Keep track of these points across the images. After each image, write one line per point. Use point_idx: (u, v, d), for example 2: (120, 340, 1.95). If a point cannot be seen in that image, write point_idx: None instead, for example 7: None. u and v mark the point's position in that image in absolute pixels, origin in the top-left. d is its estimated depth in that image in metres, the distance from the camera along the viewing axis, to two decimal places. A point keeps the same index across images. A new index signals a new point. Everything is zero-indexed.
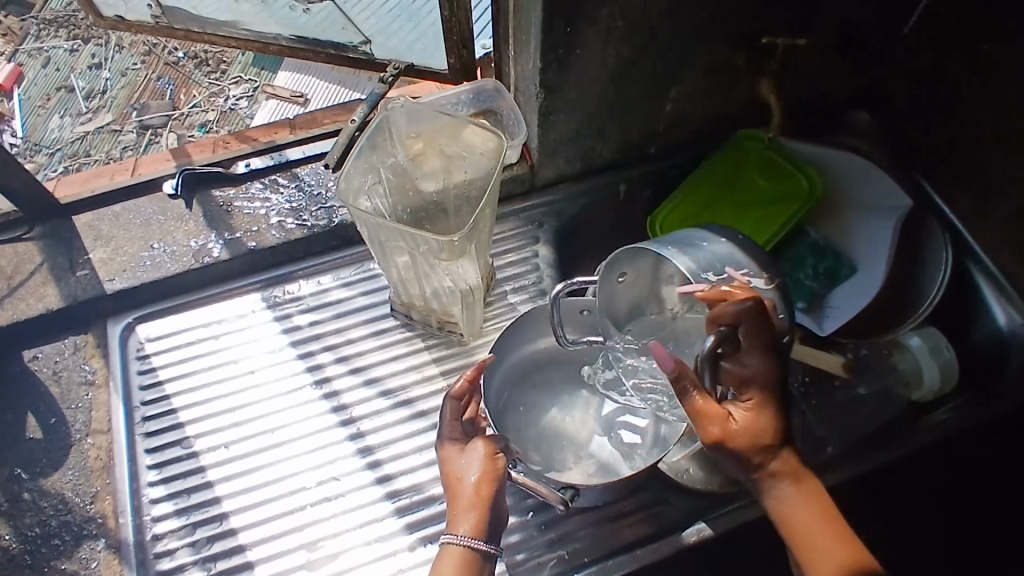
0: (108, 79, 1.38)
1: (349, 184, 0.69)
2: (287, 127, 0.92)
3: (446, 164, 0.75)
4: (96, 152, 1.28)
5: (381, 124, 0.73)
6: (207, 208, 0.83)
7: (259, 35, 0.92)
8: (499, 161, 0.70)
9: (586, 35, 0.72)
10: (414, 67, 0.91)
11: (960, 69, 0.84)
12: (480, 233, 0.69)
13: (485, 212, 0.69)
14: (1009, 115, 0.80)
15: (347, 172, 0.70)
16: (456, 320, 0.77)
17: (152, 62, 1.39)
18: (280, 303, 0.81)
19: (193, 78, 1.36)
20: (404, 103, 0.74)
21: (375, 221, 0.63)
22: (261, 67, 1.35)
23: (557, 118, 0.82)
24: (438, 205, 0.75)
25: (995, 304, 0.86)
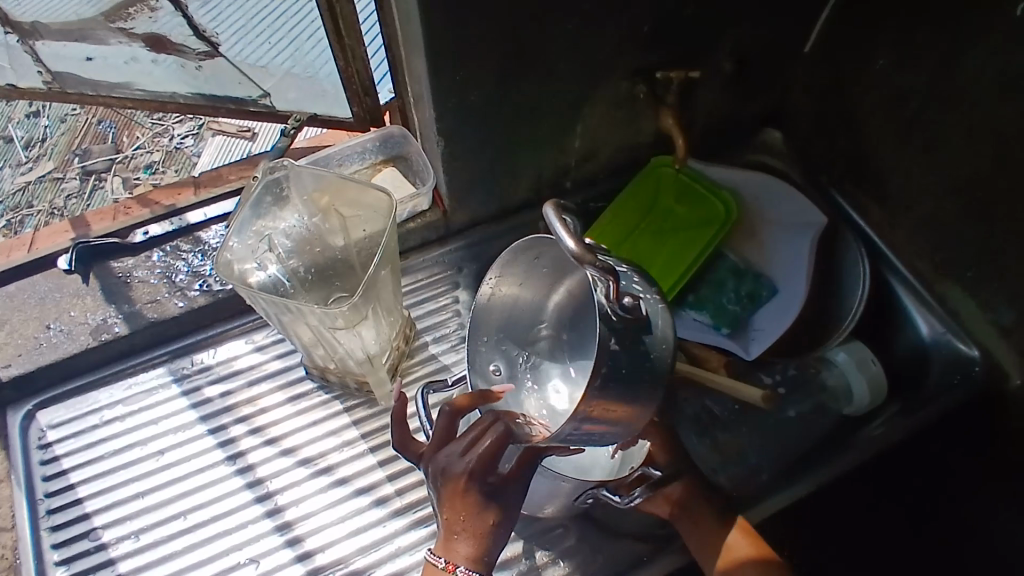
0: (47, 126, 1.33)
1: (229, 256, 0.66)
2: (191, 187, 0.89)
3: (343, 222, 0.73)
4: (39, 203, 1.24)
5: (265, 185, 0.70)
6: (105, 282, 0.80)
7: (152, 95, 0.89)
8: (393, 219, 0.68)
9: (478, 82, 0.71)
10: (317, 117, 0.89)
11: (858, 86, 0.85)
12: (381, 292, 0.68)
13: (382, 274, 0.66)
14: (907, 128, 0.81)
15: (233, 242, 0.68)
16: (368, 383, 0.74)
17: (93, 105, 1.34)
18: (189, 375, 0.79)
19: (135, 119, 1.30)
20: (292, 163, 0.71)
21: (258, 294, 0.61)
22: None
23: (463, 163, 0.80)
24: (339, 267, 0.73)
25: (917, 314, 0.87)
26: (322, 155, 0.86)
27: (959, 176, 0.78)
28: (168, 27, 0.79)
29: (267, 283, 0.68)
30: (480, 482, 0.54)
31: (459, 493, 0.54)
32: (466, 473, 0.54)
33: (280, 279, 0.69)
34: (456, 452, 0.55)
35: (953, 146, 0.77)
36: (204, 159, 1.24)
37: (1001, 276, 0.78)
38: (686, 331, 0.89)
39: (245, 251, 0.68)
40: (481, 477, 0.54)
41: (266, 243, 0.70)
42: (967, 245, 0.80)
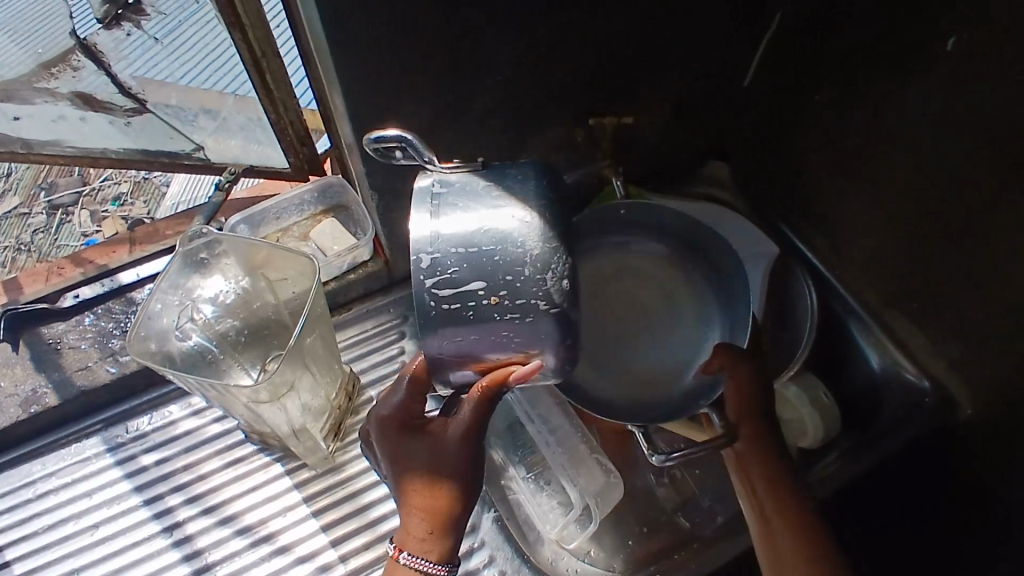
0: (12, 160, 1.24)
1: (146, 332, 0.63)
2: (126, 244, 0.87)
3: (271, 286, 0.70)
4: (6, 239, 1.17)
5: (188, 256, 0.66)
6: (34, 348, 0.77)
7: (85, 151, 0.85)
8: (320, 282, 0.65)
9: (408, 137, 0.70)
10: (254, 168, 0.86)
11: (796, 120, 0.85)
12: (312, 359, 0.66)
13: (308, 341, 0.64)
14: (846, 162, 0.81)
15: (151, 309, 0.65)
16: (304, 449, 0.72)
17: None
18: (123, 444, 0.76)
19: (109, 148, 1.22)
20: (218, 231, 0.67)
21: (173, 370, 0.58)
22: None
23: (402, 215, 0.78)
24: (270, 330, 0.70)
25: (865, 346, 0.87)
26: (257, 206, 0.83)
27: (897, 210, 0.78)
28: (93, 86, 0.78)
29: (189, 356, 0.66)
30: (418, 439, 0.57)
31: (401, 466, 0.57)
32: (399, 441, 0.57)
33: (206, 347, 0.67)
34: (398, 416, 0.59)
35: (890, 181, 0.77)
36: (174, 192, 1.14)
37: (943, 308, 0.78)
38: None
39: (166, 323, 0.65)
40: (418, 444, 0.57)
41: (191, 313, 0.67)
42: (909, 277, 0.80)
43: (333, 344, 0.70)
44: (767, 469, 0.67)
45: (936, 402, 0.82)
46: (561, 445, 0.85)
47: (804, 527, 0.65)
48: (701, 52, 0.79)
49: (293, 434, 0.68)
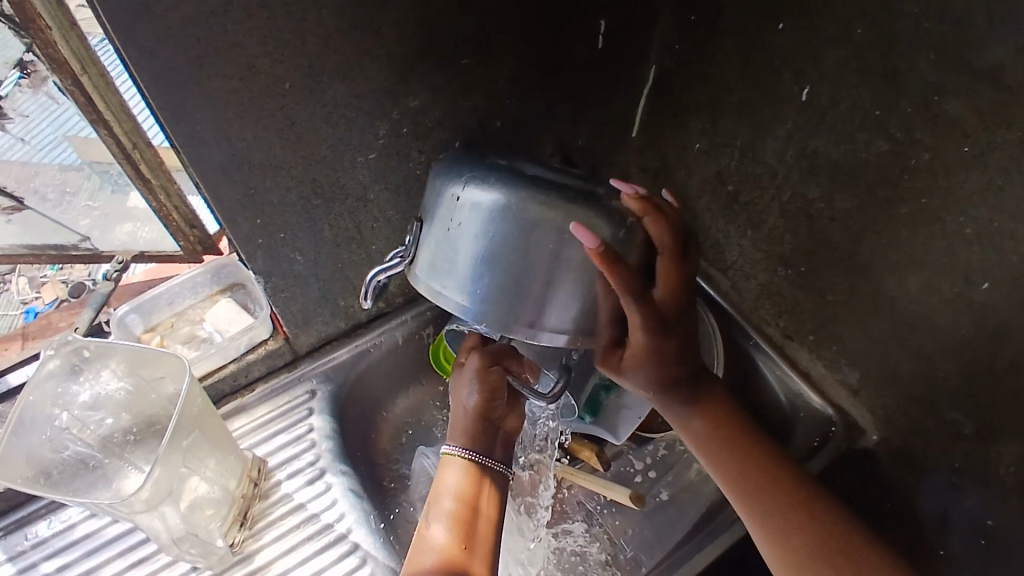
0: None
1: (14, 451, 0.62)
2: (19, 339, 0.86)
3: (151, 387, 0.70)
4: None
5: (60, 360, 0.65)
6: None
7: None
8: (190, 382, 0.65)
9: (286, 220, 0.69)
10: (145, 254, 0.85)
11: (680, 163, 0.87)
12: (183, 456, 0.66)
13: (175, 444, 0.65)
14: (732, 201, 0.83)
15: (16, 428, 0.63)
16: (199, 552, 0.70)
17: None
18: (23, 552, 0.74)
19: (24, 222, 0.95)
20: (83, 336, 0.65)
21: None
22: None
23: (292, 292, 0.77)
24: (155, 431, 0.69)
25: (772, 378, 0.88)
26: (145, 295, 0.81)
27: (784, 248, 0.80)
28: None
29: (68, 464, 0.66)
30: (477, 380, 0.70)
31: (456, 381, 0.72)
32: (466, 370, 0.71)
33: (85, 453, 0.66)
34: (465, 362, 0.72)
35: (775, 217, 0.79)
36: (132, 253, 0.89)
37: (838, 337, 0.79)
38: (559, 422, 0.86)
39: (37, 435, 0.64)
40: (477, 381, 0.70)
41: (65, 422, 0.66)
42: (804, 309, 0.81)
43: (214, 435, 0.70)
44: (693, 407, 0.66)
45: (843, 431, 0.82)
46: None
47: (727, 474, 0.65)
48: (579, 111, 0.80)
49: (177, 541, 0.67)
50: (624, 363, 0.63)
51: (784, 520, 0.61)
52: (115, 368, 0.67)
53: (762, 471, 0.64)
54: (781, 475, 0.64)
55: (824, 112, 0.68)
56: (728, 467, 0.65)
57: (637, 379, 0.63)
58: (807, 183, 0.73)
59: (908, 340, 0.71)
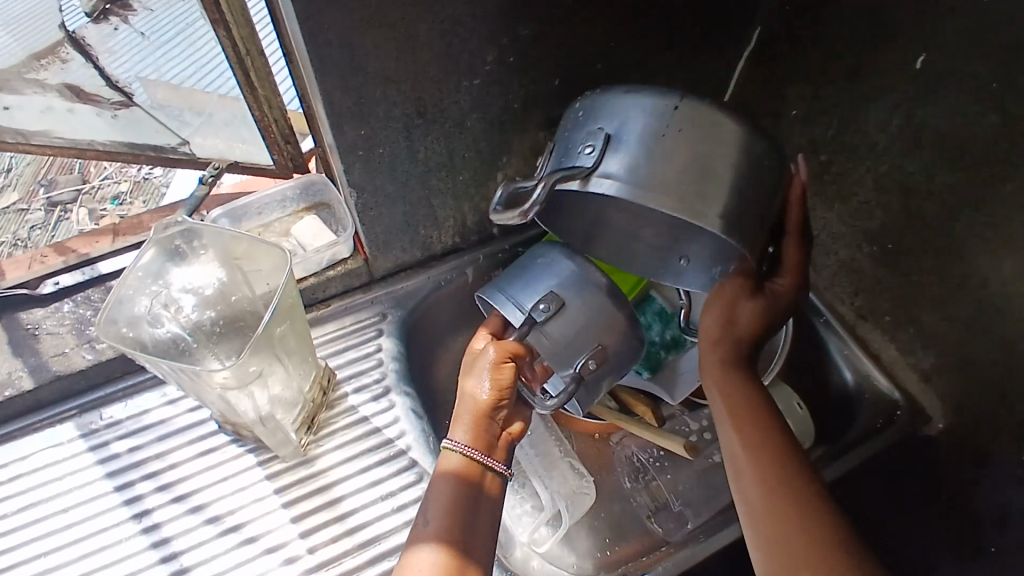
0: (13, 158, 1.08)
1: (115, 317, 0.66)
2: (110, 233, 0.88)
3: (246, 278, 0.72)
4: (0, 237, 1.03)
5: (159, 242, 0.69)
6: (13, 335, 0.78)
7: (71, 141, 0.85)
8: (289, 275, 0.67)
9: (385, 137, 0.70)
10: (239, 164, 0.88)
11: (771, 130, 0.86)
12: (274, 349, 0.69)
13: (274, 329, 0.66)
14: (825, 172, 0.82)
15: (115, 300, 0.66)
16: (275, 441, 0.73)
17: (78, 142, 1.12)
18: (97, 430, 0.77)
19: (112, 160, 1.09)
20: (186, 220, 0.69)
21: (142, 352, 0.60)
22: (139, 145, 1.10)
23: (379, 213, 0.78)
24: (246, 321, 0.72)
25: (840, 358, 0.87)
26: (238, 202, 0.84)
27: (872, 224, 0.79)
28: (79, 76, 0.79)
29: (164, 342, 0.69)
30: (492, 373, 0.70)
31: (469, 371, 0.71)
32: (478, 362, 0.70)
33: (180, 334, 0.69)
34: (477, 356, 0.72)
35: (869, 190, 0.77)
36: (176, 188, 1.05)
37: (919, 319, 0.78)
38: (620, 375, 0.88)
39: (133, 308, 0.68)
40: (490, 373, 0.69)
41: (162, 299, 0.70)
42: (886, 288, 0.80)
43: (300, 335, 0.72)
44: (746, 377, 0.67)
45: (908, 415, 0.82)
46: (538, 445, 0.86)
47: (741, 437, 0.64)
48: (678, 65, 0.80)
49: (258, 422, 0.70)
50: (716, 307, 0.69)
51: (784, 494, 0.59)
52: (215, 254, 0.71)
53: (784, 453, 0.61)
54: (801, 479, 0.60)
55: (941, 83, 0.66)
56: (743, 434, 0.64)
57: (721, 326, 0.68)
58: (908, 156, 0.72)
59: (996, 325, 0.70)
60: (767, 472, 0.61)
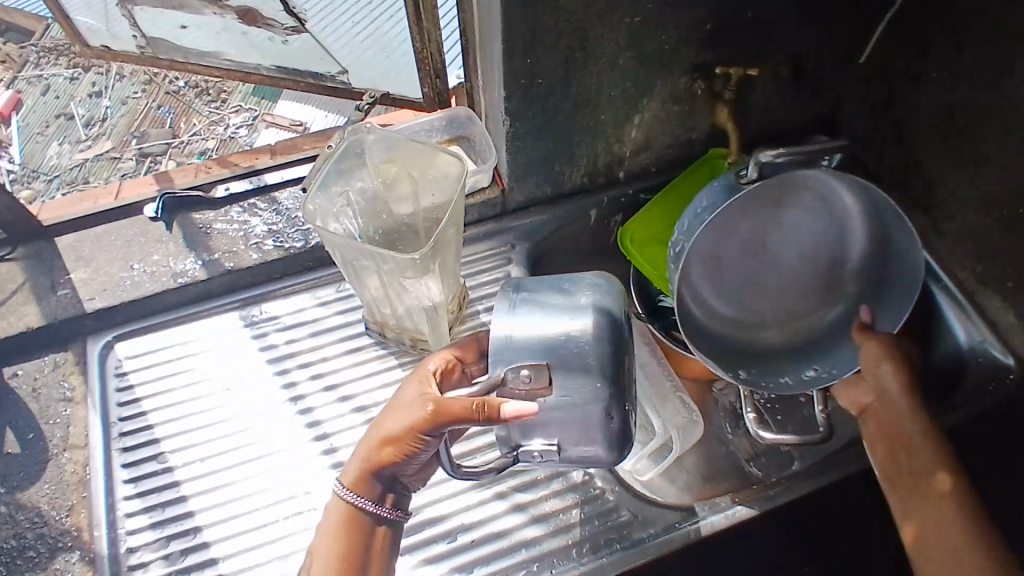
0: (108, 107, 1.30)
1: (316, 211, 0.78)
2: (268, 153, 0.97)
3: (414, 189, 0.82)
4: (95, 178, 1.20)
5: (347, 149, 0.82)
6: (187, 230, 0.86)
7: (240, 65, 0.95)
8: (463, 183, 0.75)
9: (546, 67, 0.75)
10: (389, 96, 0.95)
11: (904, 86, 0.88)
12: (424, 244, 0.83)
13: (451, 233, 0.72)
14: (968, 135, 0.83)
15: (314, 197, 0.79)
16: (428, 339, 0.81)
17: (152, 90, 1.30)
18: (257, 322, 0.85)
19: (193, 107, 1.26)
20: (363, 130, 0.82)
21: (341, 240, 0.67)
22: (262, 97, 1.25)
23: (524, 143, 0.83)
24: (410, 227, 0.83)
25: (956, 322, 0.88)
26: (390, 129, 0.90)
27: (1005, 189, 0.80)
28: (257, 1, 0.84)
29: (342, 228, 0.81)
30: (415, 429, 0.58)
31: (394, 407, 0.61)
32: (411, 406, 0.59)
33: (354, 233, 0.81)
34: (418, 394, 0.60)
35: (1008, 155, 0.79)
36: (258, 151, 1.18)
37: None
38: None
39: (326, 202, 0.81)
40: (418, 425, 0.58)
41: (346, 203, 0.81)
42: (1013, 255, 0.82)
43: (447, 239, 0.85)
44: (906, 410, 0.71)
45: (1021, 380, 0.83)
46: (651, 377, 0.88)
47: (910, 473, 0.68)
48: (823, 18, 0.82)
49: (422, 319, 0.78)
50: (867, 378, 0.76)
51: (964, 520, 0.62)
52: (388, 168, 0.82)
53: (948, 465, 0.67)
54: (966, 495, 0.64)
55: None
56: (934, 494, 0.65)
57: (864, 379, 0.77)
58: None
59: None
60: (965, 506, 0.64)
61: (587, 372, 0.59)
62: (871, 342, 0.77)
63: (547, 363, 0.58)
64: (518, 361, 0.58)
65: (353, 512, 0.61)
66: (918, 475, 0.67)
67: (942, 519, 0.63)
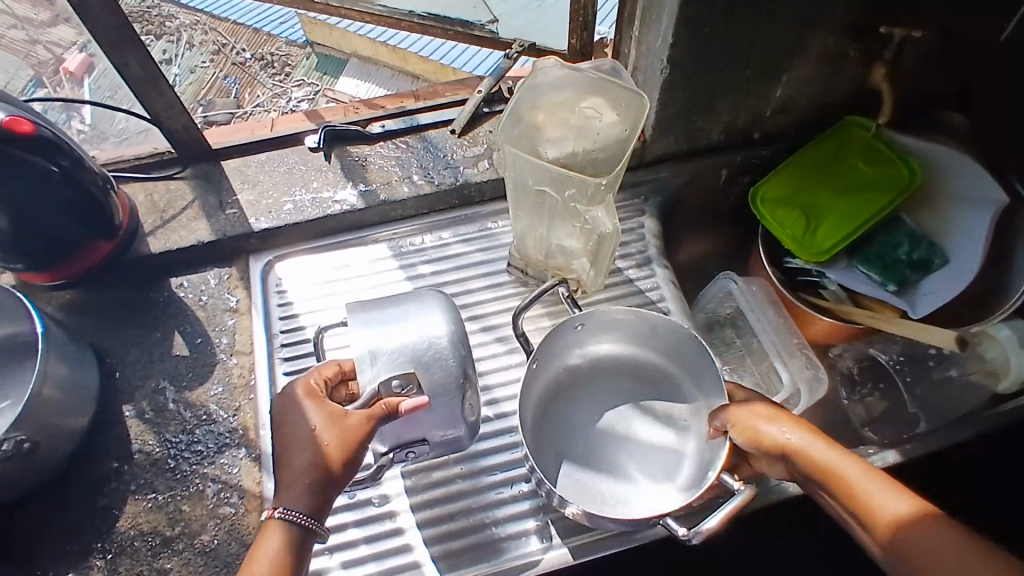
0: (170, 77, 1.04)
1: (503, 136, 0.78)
2: (412, 97, 1.00)
3: (574, 132, 0.85)
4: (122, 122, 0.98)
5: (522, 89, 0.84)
6: (343, 161, 0.90)
7: (391, 11, 0.99)
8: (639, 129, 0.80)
9: (718, 16, 0.77)
10: (535, 47, 0.97)
11: None
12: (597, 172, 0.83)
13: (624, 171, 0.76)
14: None
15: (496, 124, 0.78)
16: (570, 277, 0.84)
17: (220, 63, 1.08)
18: (405, 253, 0.89)
19: (258, 79, 1.10)
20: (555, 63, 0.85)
21: (533, 162, 0.70)
22: (324, 72, 1.13)
23: (677, 94, 0.86)
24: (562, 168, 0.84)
25: None
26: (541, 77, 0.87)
27: None
28: None
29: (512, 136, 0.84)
30: (331, 447, 0.57)
31: (291, 432, 0.59)
32: (313, 429, 0.58)
33: None
34: (313, 421, 0.58)
35: None
36: None
37: None
38: (864, 285, 0.92)
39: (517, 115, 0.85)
40: (325, 441, 0.57)
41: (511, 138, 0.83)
42: None
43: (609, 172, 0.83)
44: (778, 437, 0.64)
45: None
46: (777, 334, 0.92)
47: (867, 516, 0.58)
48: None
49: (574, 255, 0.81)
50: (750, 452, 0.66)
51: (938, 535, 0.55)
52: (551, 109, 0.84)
53: (872, 497, 0.59)
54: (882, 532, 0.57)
55: None
56: (895, 535, 0.56)
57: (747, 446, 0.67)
58: None
59: None
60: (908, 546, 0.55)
61: (449, 371, 0.64)
62: (751, 405, 0.67)
63: (419, 369, 0.63)
64: (390, 367, 0.63)
65: (298, 535, 0.57)
66: (871, 524, 0.58)
67: (946, 552, 0.54)
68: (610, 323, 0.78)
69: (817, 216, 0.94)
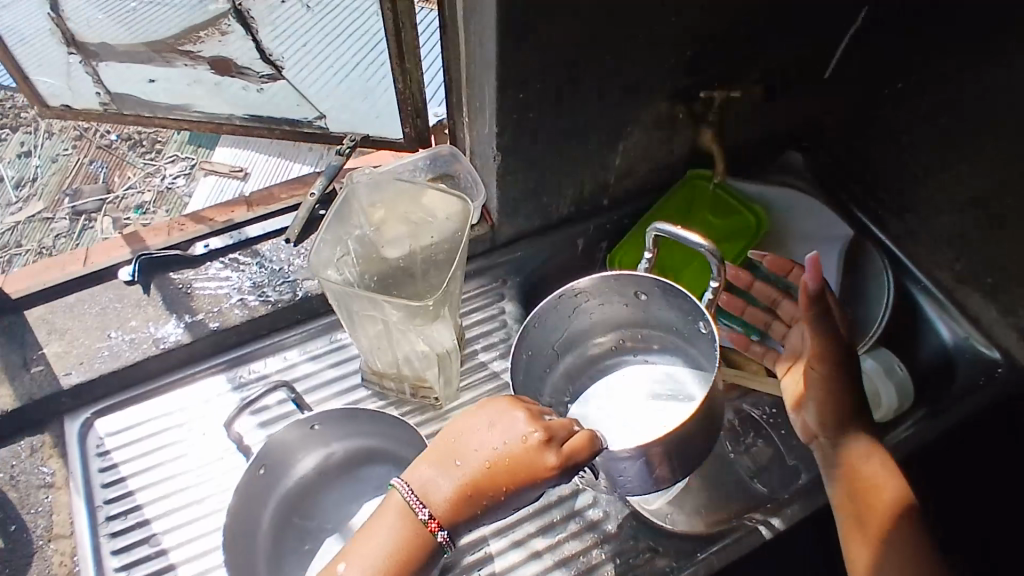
0: (38, 166, 1.19)
1: (322, 259, 0.72)
2: (243, 204, 0.93)
3: (412, 231, 0.78)
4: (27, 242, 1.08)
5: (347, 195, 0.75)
6: (166, 291, 0.82)
7: (211, 116, 0.92)
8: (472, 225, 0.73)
9: (539, 98, 0.75)
10: (369, 139, 0.92)
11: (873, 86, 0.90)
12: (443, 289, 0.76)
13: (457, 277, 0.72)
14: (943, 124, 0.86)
15: (314, 245, 0.72)
16: (431, 385, 0.78)
17: (84, 146, 1.20)
18: (246, 383, 0.81)
19: (128, 158, 1.18)
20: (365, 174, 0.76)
21: (342, 289, 0.66)
22: (197, 145, 1.16)
23: (515, 177, 0.82)
24: (405, 270, 0.78)
25: (938, 321, 0.91)
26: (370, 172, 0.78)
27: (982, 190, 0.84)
28: (236, 50, 0.82)
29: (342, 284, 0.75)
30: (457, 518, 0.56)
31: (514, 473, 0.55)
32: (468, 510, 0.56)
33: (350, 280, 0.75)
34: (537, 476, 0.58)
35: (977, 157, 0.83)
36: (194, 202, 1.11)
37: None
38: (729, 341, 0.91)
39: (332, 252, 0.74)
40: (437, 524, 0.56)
41: (344, 252, 0.75)
42: (983, 251, 0.86)
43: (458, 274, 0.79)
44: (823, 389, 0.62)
45: (1011, 372, 0.86)
46: None
47: (855, 477, 0.63)
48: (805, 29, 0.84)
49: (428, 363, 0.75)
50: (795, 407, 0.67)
51: (902, 558, 0.61)
52: (378, 211, 0.77)
53: (876, 465, 0.64)
54: (888, 503, 0.63)
55: None
56: (876, 516, 0.62)
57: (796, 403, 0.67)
58: None
59: None
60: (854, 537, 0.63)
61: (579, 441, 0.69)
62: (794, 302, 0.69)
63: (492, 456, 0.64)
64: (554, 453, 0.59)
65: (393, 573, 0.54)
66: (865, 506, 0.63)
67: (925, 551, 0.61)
68: (343, 426, 0.72)
69: (676, 275, 0.93)
